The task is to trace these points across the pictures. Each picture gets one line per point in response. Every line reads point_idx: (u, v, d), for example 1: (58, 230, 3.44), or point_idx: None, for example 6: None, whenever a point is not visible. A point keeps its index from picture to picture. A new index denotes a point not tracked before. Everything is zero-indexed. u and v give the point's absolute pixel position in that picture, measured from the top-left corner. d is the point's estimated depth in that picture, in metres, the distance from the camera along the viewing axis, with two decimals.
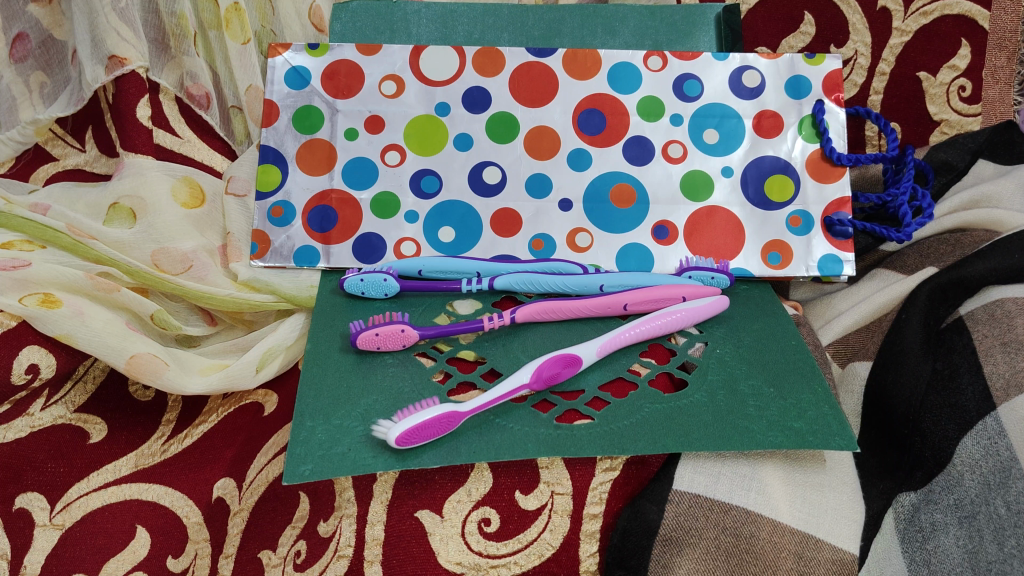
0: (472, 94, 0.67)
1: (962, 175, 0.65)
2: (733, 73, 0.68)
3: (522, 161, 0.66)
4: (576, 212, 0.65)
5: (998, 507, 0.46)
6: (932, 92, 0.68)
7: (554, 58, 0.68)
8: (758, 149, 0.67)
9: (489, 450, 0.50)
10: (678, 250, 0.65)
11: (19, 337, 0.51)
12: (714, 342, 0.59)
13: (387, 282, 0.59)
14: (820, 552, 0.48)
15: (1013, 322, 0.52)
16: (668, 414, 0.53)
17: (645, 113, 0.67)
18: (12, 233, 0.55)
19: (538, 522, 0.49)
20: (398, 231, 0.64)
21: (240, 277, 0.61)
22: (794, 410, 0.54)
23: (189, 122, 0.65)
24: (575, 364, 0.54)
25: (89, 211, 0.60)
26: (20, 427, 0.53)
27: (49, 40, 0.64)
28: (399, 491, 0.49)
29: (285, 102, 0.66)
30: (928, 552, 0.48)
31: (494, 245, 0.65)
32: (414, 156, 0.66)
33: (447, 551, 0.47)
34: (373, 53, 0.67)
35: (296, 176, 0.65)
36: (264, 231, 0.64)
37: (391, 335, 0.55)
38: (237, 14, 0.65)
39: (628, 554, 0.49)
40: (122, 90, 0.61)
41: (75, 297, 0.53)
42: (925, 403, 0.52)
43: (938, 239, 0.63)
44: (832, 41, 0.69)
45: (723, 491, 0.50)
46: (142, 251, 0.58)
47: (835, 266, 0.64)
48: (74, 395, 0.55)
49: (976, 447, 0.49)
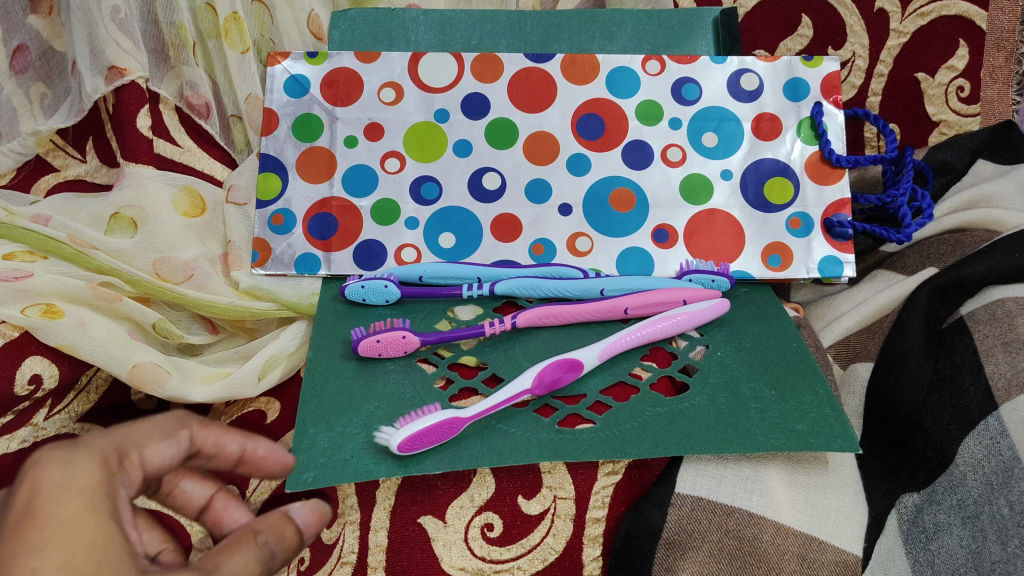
0: (471, 101, 0.67)
1: (961, 175, 0.66)
2: (731, 76, 0.68)
3: (522, 166, 0.66)
4: (576, 216, 0.65)
5: (1001, 507, 0.47)
6: (930, 93, 0.68)
7: (552, 63, 0.68)
8: (757, 152, 0.67)
9: (491, 455, 0.50)
10: (678, 254, 0.64)
11: (20, 348, 0.51)
12: (715, 345, 0.59)
13: (388, 288, 0.59)
14: (823, 554, 0.48)
15: (1014, 322, 0.53)
16: (670, 417, 0.53)
17: (643, 116, 0.68)
18: (14, 244, 0.56)
19: (541, 527, 0.49)
20: (398, 237, 0.64)
21: (241, 286, 0.61)
22: (796, 412, 0.54)
23: (189, 132, 0.66)
24: (576, 368, 0.54)
25: (90, 221, 0.60)
26: (24, 437, 0.52)
27: (49, 52, 0.65)
28: (403, 497, 0.49)
29: (285, 110, 0.67)
30: (931, 553, 0.49)
31: (494, 250, 0.64)
32: (414, 163, 0.66)
33: (451, 556, 0.48)
34: (371, 61, 0.67)
35: (297, 185, 0.65)
36: (264, 239, 0.64)
37: (392, 341, 0.55)
38: (236, 24, 0.65)
39: (632, 557, 0.49)
40: (122, 100, 0.61)
41: (77, 307, 0.53)
42: (927, 404, 0.53)
43: (938, 239, 0.63)
44: (830, 43, 0.70)
45: (726, 494, 0.50)
46: (143, 261, 0.58)
47: (835, 267, 0.64)
48: (77, 404, 0.55)
49: (978, 447, 0.49)
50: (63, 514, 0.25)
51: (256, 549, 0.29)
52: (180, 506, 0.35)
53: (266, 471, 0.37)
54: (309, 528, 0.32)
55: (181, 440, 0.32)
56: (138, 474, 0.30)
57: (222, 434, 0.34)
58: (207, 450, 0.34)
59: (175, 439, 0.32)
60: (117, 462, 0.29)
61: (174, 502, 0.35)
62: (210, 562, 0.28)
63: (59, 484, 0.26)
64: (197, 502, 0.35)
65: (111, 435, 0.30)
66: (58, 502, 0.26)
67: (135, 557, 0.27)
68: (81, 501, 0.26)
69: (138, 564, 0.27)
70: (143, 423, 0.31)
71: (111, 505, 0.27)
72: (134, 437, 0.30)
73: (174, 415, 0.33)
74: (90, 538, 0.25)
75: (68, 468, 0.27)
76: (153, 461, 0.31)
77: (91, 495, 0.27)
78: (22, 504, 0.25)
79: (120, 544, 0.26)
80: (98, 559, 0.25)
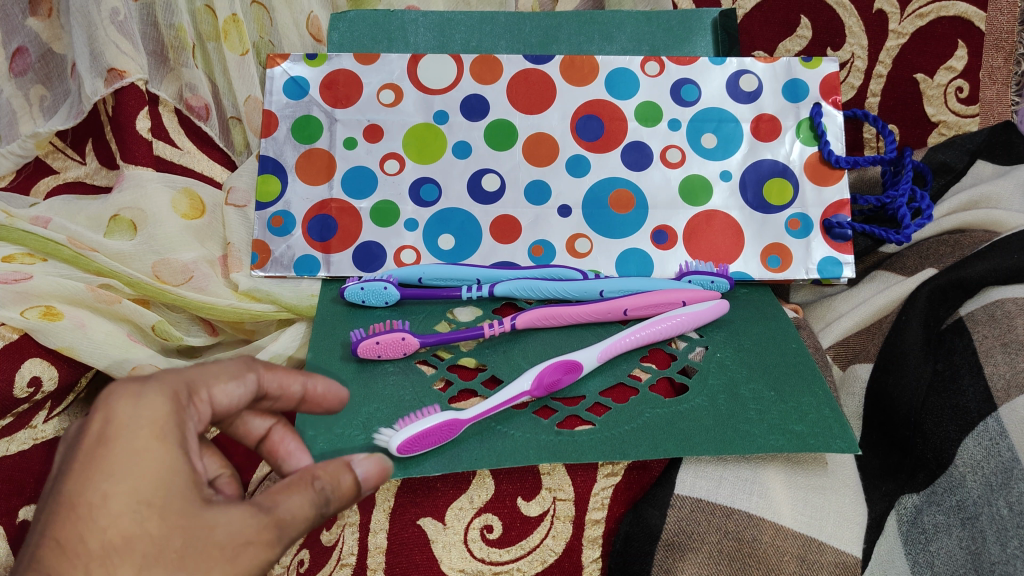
0: (470, 102, 0.67)
1: (960, 176, 0.66)
2: (730, 77, 0.68)
3: (521, 167, 0.66)
4: (575, 218, 0.65)
5: (1001, 508, 0.47)
6: (930, 94, 0.68)
7: (551, 65, 0.68)
8: (756, 153, 0.67)
9: (491, 457, 0.50)
10: (677, 255, 0.64)
11: (20, 350, 0.51)
12: (714, 346, 0.59)
13: (388, 289, 0.59)
14: (823, 555, 0.48)
15: (1013, 323, 0.53)
16: (670, 418, 0.53)
17: (643, 117, 0.68)
18: (14, 246, 0.56)
19: (540, 528, 0.50)
20: (397, 239, 0.64)
21: (240, 287, 0.61)
22: (795, 413, 0.54)
23: (189, 134, 0.65)
24: (575, 370, 0.53)
25: (90, 224, 0.60)
26: (23, 439, 0.51)
27: (49, 53, 0.65)
28: (402, 499, 0.49)
29: (284, 112, 0.67)
30: (931, 554, 0.49)
31: (493, 252, 0.64)
32: (413, 164, 0.66)
33: (451, 558, 0.48)
34: (371, 63, 0.67)
35: (296, 186, 0.65)
36: (264, 240, 0.63)
37: (391, 343, 0.55)
38: (235, 26, 0.65)
39: (631, 560, 0.49)
40: (122, 102, 0.61)
41: (76, 309, 0.54)
42: (926, 405, 0.53)
43: (937, 240, 0.63)
44: (830, 44, 0.70)
45: (726, 496, 0.50)
46: (142, 263, 0.58)
47: (835, 268, 0.64)
48: (76, 407, 0.54)
49: (977, 448, 0.50)
50: (133, 443, 0.30)
51: (312, 493, 0.33)
52: (242, 436, 0.41)
53: (326, 408, 0.41)
54: (369, 478, 0.36)
55: (248, 382, 0.37)
56: (206, 410, 0.35)
57: (286, 378, 0.39)
58: (273, 392, 0.39)
59: (244, 380, 0.36)
60: (185, 397, 0.33)
61: (236, 434, 0.41)
62: (269, 499, 0.32)
63: (131, 416, 0.31)
64: (257, 433, 0.41)
65: (182, 373, 0.34)
66: (128, 433, 0.30)
67: (198, 484, 0.31)
68: (149, 433, 0.31)
69: (202, 491, 0.31)
70: (216, 365, 0.36)
71: (179, 435, 0.32)
72: (204, 376, 0.35)
73: (242, 360, 0.37)
74: (155, 466, 0.30)
75: (139, 402, 0.31)
76: (220, 400, 0.35)
77: (159, 427, 0.31)
78: (98, 433, 0.30)
79: (183, 472, 0.31)
80: (161, 485, 0.30)
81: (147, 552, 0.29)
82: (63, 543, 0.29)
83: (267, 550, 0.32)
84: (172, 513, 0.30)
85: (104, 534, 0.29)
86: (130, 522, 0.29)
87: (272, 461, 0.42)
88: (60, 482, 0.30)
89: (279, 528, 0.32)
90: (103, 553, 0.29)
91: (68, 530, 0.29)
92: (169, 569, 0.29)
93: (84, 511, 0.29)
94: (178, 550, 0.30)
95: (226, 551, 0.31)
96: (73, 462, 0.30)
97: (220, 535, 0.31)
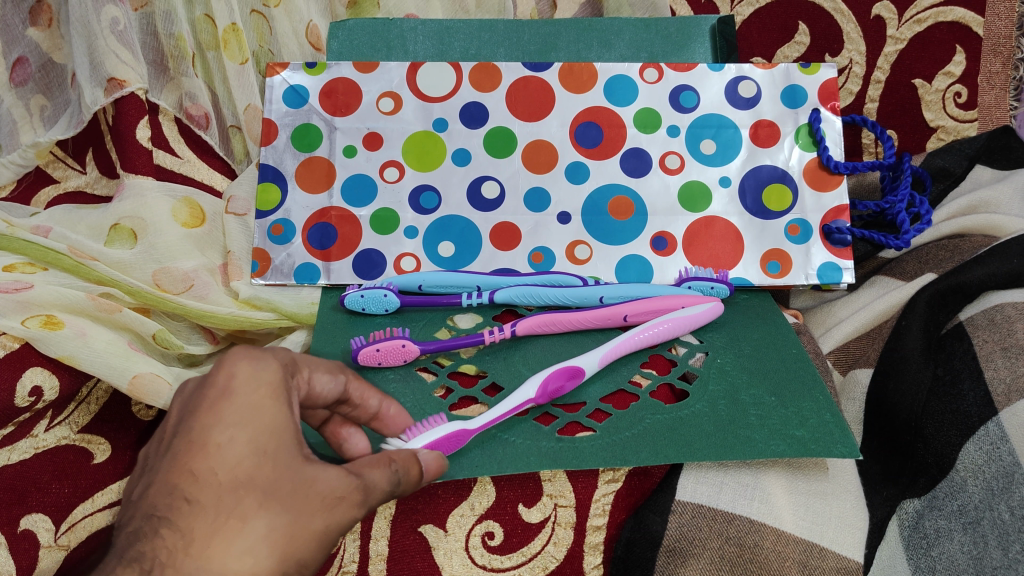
0: (469, 109, 0.68)
1: (960, 181, 0.66)
2: (728, 83, 0.68)
3: (521, 174, 0.66)
4: (575, 224, 0.65)
5: (1002, 513, 0.48)
6: (928, 99, 0.69)
7: (549, 72, 0.68)
8: (755, 159, 0.67)
9: (493, 464, 0.50)
10: (677, 261, 0.64)
11: (22, 359, 0.51)
12: (715, 352, 0.58)
13: (388, 297, 0.59)
14: (824, 560, 0.48)
15: (1013, 327, 0.53)
16: (671, 425, 0.53)
17: (641, 124, 0.68)
18: (15, 256, 0.56)
19: (541, 535, 0.50)
20: (398, 246, 0.64)
21: (241, 295, 0.60)
22: (796, 418, 0.54)
23: (189, 143, 0.65)
24: (576, 375, 0.53)
25: (90, 232, 0.60)
26: (24, 449, 0.51)
27: (49, 64, 0.65)
28: (404, 506, 0.49)
29: (284, 121, 0.67)
30: (933, 558, 0.49)
31: (494, 259, 0.64)
32: (413, 172, 0.66)
33: (451, 565, 0.48)
34: (370, 71, 0.68)
35: (296, 195, 0.65)
36: (264, 248, 0.64)
37: (392, 350, 0.55)
38: (235, 35, 0.66)
39: (633, 565, 0.49)
40: (122, 111, 0.61)
41: (77, 318, 0.54)
42: (927, 410, 0.53)
43: (937, 244, 0.63)
44: (828, 50, 0.70)
45: (727, 502, 0.50)
46: (143, 272, 0.58)
47: (835, 274, 0.64)
48: (77, 415, 0.53)
49: (978, 453, 0.50)
50: (227, 392, 0.34)
51: (389, 471, 0.38)
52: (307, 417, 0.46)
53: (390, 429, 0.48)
54: (428, 468, 0.41)
55: (339, 381, 0.42)
56: (304, 389, 0.40)
57: (367, 391, 0.45)
58: (355, 401, 0.45)
59: (336, 378, 0.42)
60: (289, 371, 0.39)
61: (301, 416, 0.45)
62: (356, 468, 0.36)
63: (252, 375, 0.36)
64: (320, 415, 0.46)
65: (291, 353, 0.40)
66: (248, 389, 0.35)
67: (300, 442, 0.35)
68: (266, 392, 0.35)
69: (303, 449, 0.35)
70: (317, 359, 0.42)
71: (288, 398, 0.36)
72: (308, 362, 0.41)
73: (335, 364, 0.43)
74: (270, 419, 0.35)
75: (258, 366, 0.36)
76: (317, 385, 0.41)
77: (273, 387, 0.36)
78: (223, 385, 0.35)
79: (292, 428, 0.35)
80: (275, 435, 0.34)
81: (265, 488, 0.33)
82: (195, 474, 0.32)
83: (354, 510, 0.35)
84: (276, 464, 0.34)
85: (231, 469, 0.33)
86: (251, 463, 0.33)
87: (333, 441, 0.46)
88: (187, 424, 0.33)
89: (365, 493, 0.36)
90: (230, 486, 0.32)
91: (197, 464, 0.32)
92: (283, 507, 0.33)
93: (214, 449, 0.33)
94: (287, 492, 0.33)
95: (325, 502, 0.34)
96: (197, 409, 0.34)
97: (322, 487, 0.34)
